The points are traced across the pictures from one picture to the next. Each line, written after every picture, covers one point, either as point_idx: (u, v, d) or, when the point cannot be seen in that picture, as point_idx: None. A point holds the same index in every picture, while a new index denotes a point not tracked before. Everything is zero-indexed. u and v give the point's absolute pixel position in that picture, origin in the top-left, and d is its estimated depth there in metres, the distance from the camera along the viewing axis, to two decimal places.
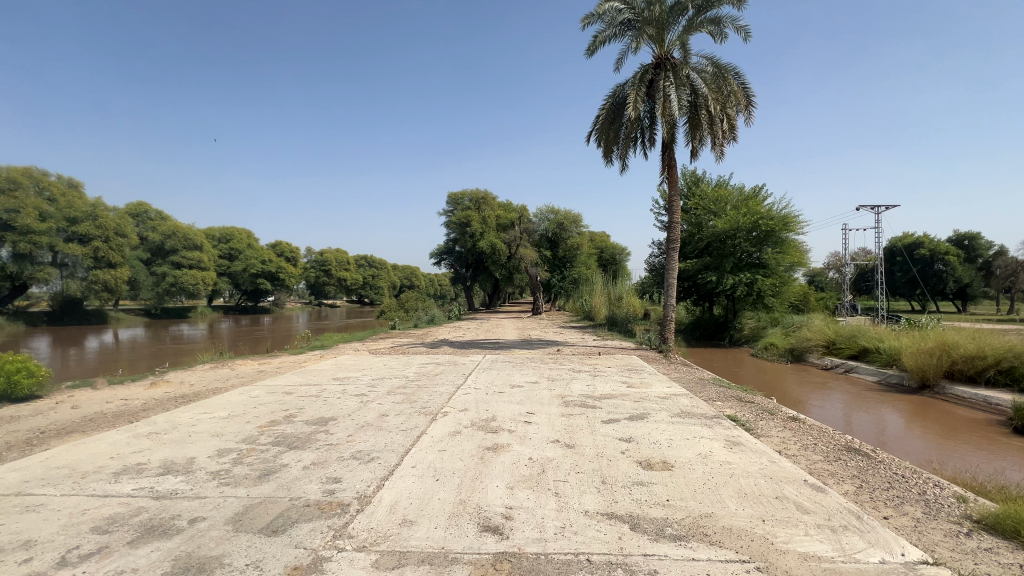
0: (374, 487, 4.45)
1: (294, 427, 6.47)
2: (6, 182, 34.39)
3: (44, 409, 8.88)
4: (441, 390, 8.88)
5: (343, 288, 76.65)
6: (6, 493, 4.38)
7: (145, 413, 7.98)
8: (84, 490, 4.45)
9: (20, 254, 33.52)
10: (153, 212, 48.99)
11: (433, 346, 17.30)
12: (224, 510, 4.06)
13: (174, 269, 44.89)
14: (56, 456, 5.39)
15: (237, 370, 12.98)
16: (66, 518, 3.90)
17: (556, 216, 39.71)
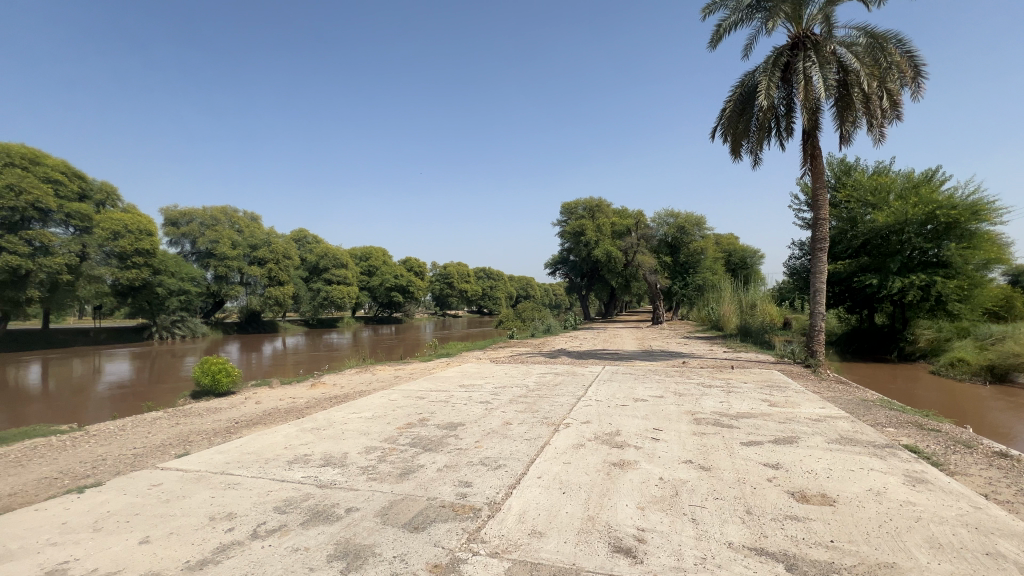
0: (503, 494, 4.57)
1: (428, 430, 6.98)
2: (210, 219, 43.43)
3: (237, 402, 10.86)
4: (562, 400, 8.87)
5: (464, 299, 81.24)
6: (214, 471, 5.39)
7: (308, 410, 9.28)
8: (267, 474, 5.29)
9: (219, 276, 41.74)
10: (311, 237, 57.34)
11: (550, 356, 17.45)
12: (373, 503, 4.49)
13: (326, 286, 51.86)
14: (247, 443, 6.52)
15: (378, 375, 14.47)
16: (255, 497, 4.65)
17: (676, 220, 37.63)
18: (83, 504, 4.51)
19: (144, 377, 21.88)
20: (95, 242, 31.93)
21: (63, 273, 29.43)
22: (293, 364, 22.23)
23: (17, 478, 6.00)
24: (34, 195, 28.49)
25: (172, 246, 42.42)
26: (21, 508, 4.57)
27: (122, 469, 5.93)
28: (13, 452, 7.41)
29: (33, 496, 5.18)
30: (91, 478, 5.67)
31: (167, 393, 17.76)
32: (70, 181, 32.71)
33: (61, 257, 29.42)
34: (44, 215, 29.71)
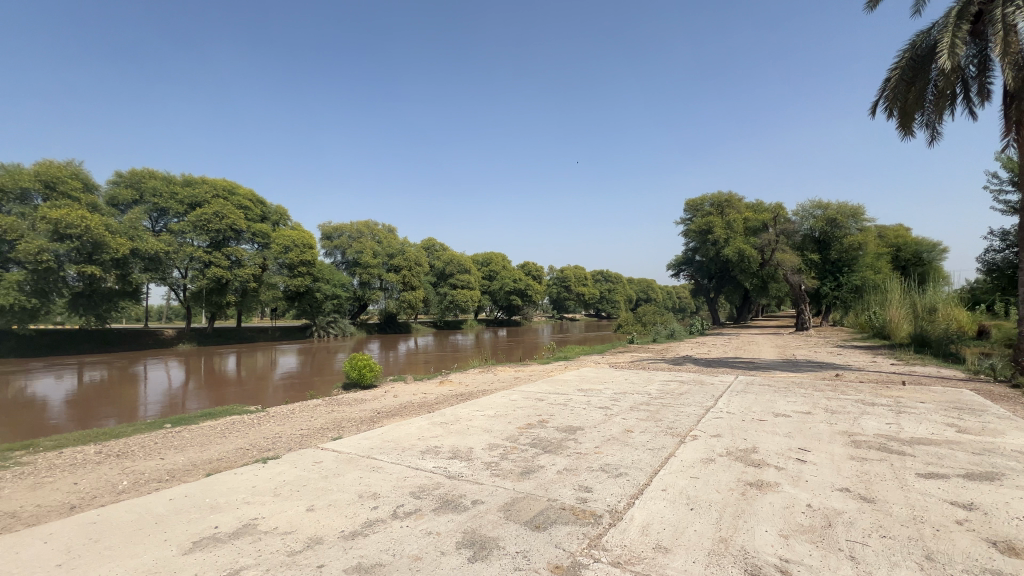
0: (624, 503, 4.44)
1: (548, 432, 7.08)
2: (356, 233, 49.45)
3: (379, 395, 12.21)
4: (687, 410, 8.33)
5: (582, 302, 80.64)
6: (362, 454, 6.13)
7: (437, 405, 10.04)
8: (403, 461, 5.84)
9: (363, 282, 47.34)
10: (439, 245, 61.97)
11: (674, 363, 16.49)
12: (496, 498, 4.69)
13: (452, 290, 55.59)
14: (388, 432, 7.28)
15: (499, 376, 15.07)
16: (394, 481, 5.18)
17: (825, 212, 32.92)
18: (266, 472, 5.46)
19: (307, 369, 25.75)
20: (272, 256, 38.53)
21: (251, 281, 36.07)
22: (423, 363, 24.30)
23: (222, 446, 7.50)
24: (231, 219, 35.50)
25: (327, 257, 49.27)
26: (226, 471, 5.69)
27: (293, 446, 7.06)
28: (219, 425, 9.28)
29: (233, 462, 6.41)
30: (272, 451, 6.84)
31: (324, 384, 20.66)
32: (255, 206, 39.96)
33: (249, 268, 36.09)
34: (238, 235, 36.79)
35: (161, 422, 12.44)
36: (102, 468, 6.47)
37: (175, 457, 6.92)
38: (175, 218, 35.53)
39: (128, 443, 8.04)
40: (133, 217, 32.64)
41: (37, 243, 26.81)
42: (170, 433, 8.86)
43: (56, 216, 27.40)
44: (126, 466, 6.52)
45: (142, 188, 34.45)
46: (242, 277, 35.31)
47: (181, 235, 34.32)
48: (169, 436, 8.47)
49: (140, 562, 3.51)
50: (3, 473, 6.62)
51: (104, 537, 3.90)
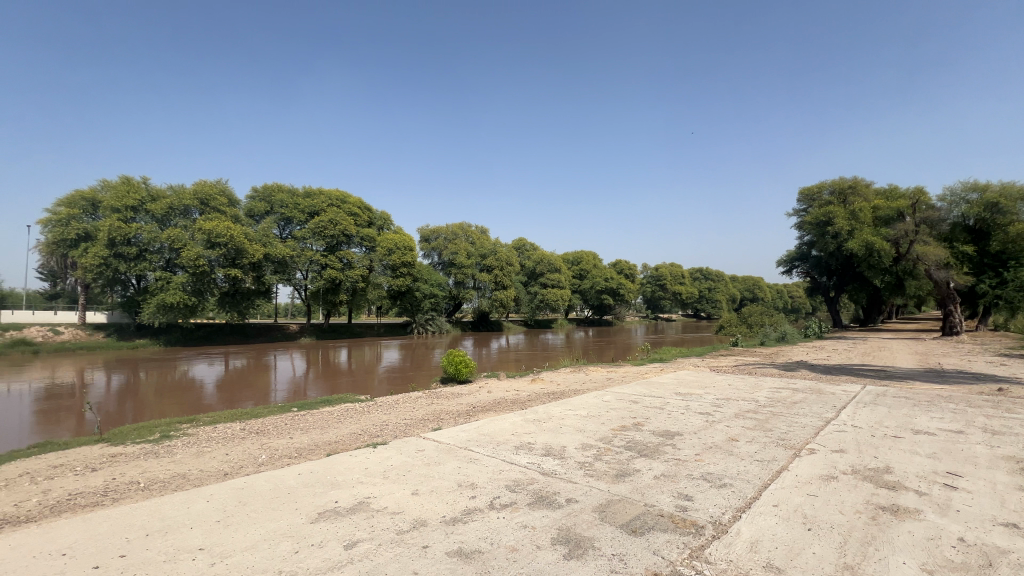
0: (730, 516, 4.16)
1: (643, 436, 6.86)
2: (452, 234, 51.78)
3: (474, 390, 12.70)
4: (802, 421, 7.56)
5: (678, 301, 76.59)
6: (460, 446, 6.44)
7: (530, 403, 10.20)
8: (499, 455, 6.04)
9: (458, 282, 49.52)
10: (529, 245, 62.63)
11: (786, 368, 15.02)
12: (591, 498, 4.67)
13: (542, 289, 55.99)
14: (484, 426, 7.56)
15: (591, 376, 14.89)
16: (490, 473, 5.37)
17: (983, 195, 27.77)
18: (376, 456, 5.96)
19: (408, 363, 27.63)
20: (377, 258, 41.81)
21: (360, 281, 39.51)
22: (514, 360, 24.86)
23: (339, 430, 8.33)
24: (343, 225, 39.15)
25: (425, 259, 52.32)
26: (343, 452, 6.33)
27: (398, 434, 7.61)
28: (336, 411, 10.33)
29: (348, 445, 7.10)
30: (380, 437, 7.44)
31: (423, 378, 22.05)
32: (363, 213, 43.63)
33: (358, 270, 39.56)
34: (349, 239, 40.49)
35: (289, 406, 14.16)
36: (246, 443, 7.54)
37: (301, 437, 7.82)
38: (298, 226, 40.09)
39: (265, 423, 9.26)
40: (265, 226, 37.60)
41: (195, 250, 32.11)
42: (298, 416, 10.04)
43: (209, 227, 32.39)
44: (264, 442, 7.52)
45: (272, 201, 39.48)
46: (352, 278, 38.83)
47: (303, 241, 38.67)
48: (297, 418, 9.61)
49: (277, 525, 4.04)
50: (175, 441, 8.00)
51: (250, 502, 4.55)
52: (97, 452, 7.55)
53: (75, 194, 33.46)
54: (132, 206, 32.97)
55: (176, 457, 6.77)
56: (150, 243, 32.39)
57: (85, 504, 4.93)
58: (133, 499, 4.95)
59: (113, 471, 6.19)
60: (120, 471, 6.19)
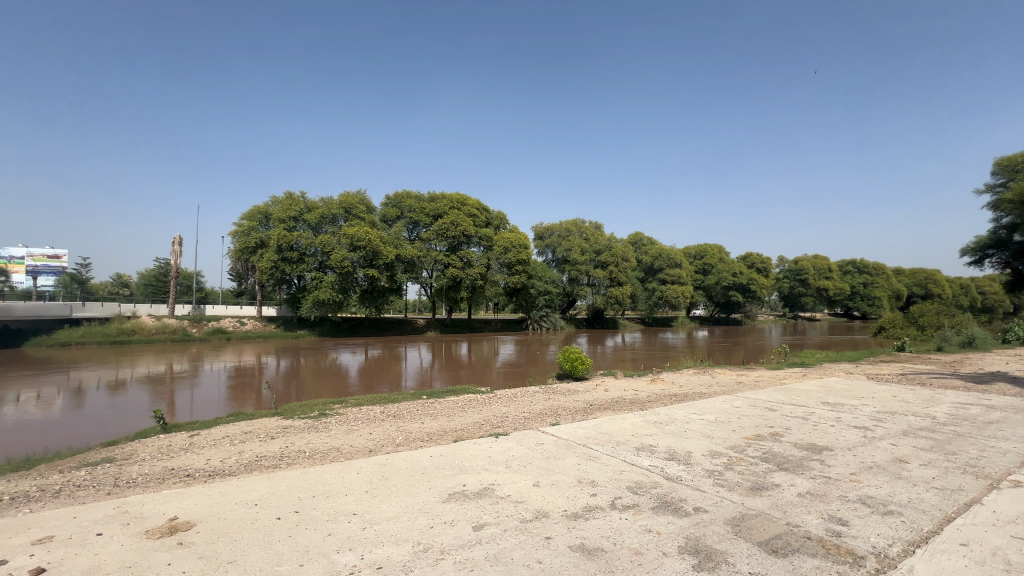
0: (898, 550, 3.55)
1: (783, 447, 6.19)
2: (565, 231, 51.80)
3: (591, 388, 12.58)
4: (1002, 446, 6.13)
5: (823, 299, 67.14)
6: (578, 443, 6.43)
7: (650, 404, 9.80)
8: (618, 455, 5.92)
9: (572, 279, 49.42)
10: (646, 239, 59.93)
11: (975, 380, 12.30)
12: (722, 509, 4.35)
13: (661, 286, 53.27)
14: (602, 424, 7.46)
15: (718, 379, 13.80)
16: (611, 472, 5.29)
17: None
18: (499, 446, 6.24)
19: (524, 358, 28.41)
20: (494, 257, 43.55)
21: (478, 279, 41.55)
22: (631, 359, 24.15)
23: (464, 419, 8.88)
24: (463, 226, 41.47)
25: (540, 256, 53.17)
26: (468, 440, 6.74)
27: (518, 426, 7.87)
28: (461, 401, 11.02)
29: (472, 434, 7.54)
30: (501, 428, 7.78)
31: (539, 373, 22.51)
32: (481, 214, 45.73)
33: (477, 268, 41.66)
34: (468, 239, 42.83)
35: (419, 394, 15.50)
36: (386, 425, 8.43)
37: (431, 423, 8.50)
38: (424, 228, 43.52)
39: (401, 408, 10.25)
40: (397, 230, 41.58)
41: (341, 253, 36.90)
42: (428, 403, 10.93)
43: (352, 232, 36.87)
44: (400, 425, 8.34)
45: (402, 207, 43.46)
46: (471, 276, 41.02)
47: (429, 242, 41.87)
48: (427, 406, 10.48)
49: (414, 501, 4.46)
50: (330, 419, 9.26)
51: (392, 476, 5.08)
52: (274, 423, 9.07)
53: (254, 209, 40.47)
54: (294, 217, 38.86)
55: (332, 433, 7.84)
56: (307, 248, 37.88)
57: (268, 466, 5.96)
58: (302, 465, 5.85)
59: (285, 440, 7.38)
60: (291, 441, 7.36)
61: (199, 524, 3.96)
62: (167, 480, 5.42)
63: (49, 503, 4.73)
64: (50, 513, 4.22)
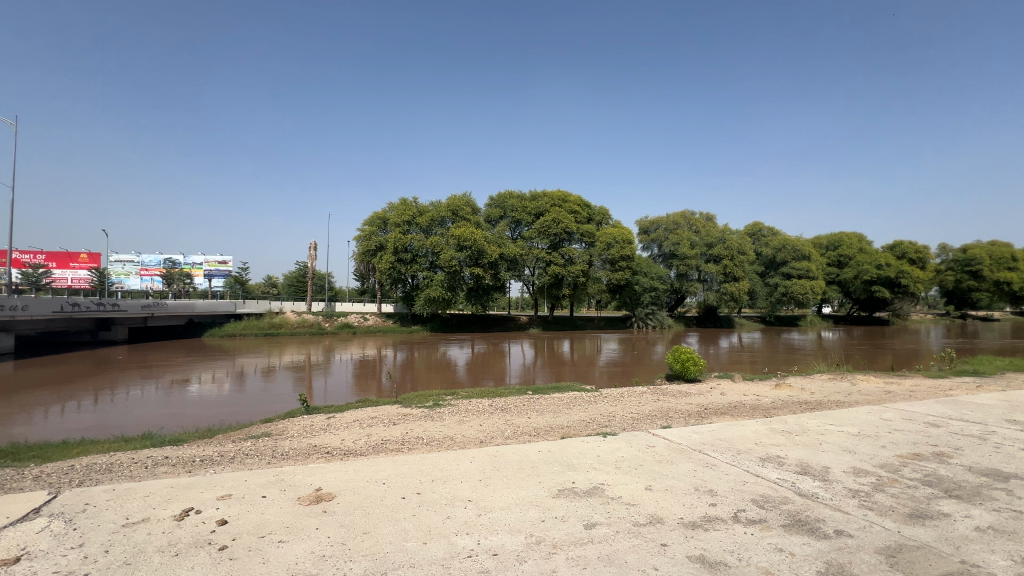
0: None
1: (952, 471, 5.21)
2: (673, 224, 49.15)
3: (704, 390, 11.78)
4: None
5: (1005, 294, 55.09)
6: (693, 448, 6.06)
7: (776, 411, 8.88)
8: (740, 464, 5.46)
9: (681, 275, 46.68)
10: (766, 229, 54.29)
11: None
12: (871, 536, 3.79)
13: (785, 280, 48.01)
14: (719, 430, 6.93)
15: (861, 387, 12.02)
16: (733, 482, 4.90)
17: None
18: (607, 446, 6.11)
19: (629, 357, 27.53)
20: (597, 253, 42.80)
21: (580, 276, 41.18)
22: (749, 361, 22.17)
23: (570, 416, 8.87)
24: (565, 223, 41.26)
25: (645, 251, 51.12)
26: (575, 437, 6.71)
27: (627, 427, 7.64)
28: (566, 398, 11.02)
29: (579, 431, 7.49)
30: (609, 428, 7.62)
31: (645, 373, 21.69)
32: (583, 210, 45.22)
33: (579, 265, 41.31)
34: (570, 236, 42.61)
35: (524, 389, 15.83)
36: (494, 418, 8.73)
37: (537, 418, 8.63)
38: (526, 226, 44.24)
39: (508, 402, 10.56)
40: (500, 230, 42.91)
41: (449, 253, 39.11)
42: (534, 399, 11.12)
43: (459, 233, 38.86)
44: (508, 419, 8.58)
45: (505, 207, 44.67)
46: (573, 273, 40.80)
47: (531, 240, 42.47)
48: (533, 401, 10.66)
49: (525, 494, 4.55)
50: (444, 409, 9.85)
51: (503, 468, 5.24)
52: (396, 410, 9.91)
53: (374, 215, 44.55)
54: (408, 221, 42.02)
55: (445, 422, 8.34)
56: (420, 249, 40.73)
57: (392, 449, 6.52)
58: (421, 451, 6.31)
59: (405, 427, 8.01)
60: (411, 428, 7.97)
61: (339, 496, 4.47)
62: (312, 456, 6.20)
63: (227, 467, 5.69)
64: (227, 475, 5.08)
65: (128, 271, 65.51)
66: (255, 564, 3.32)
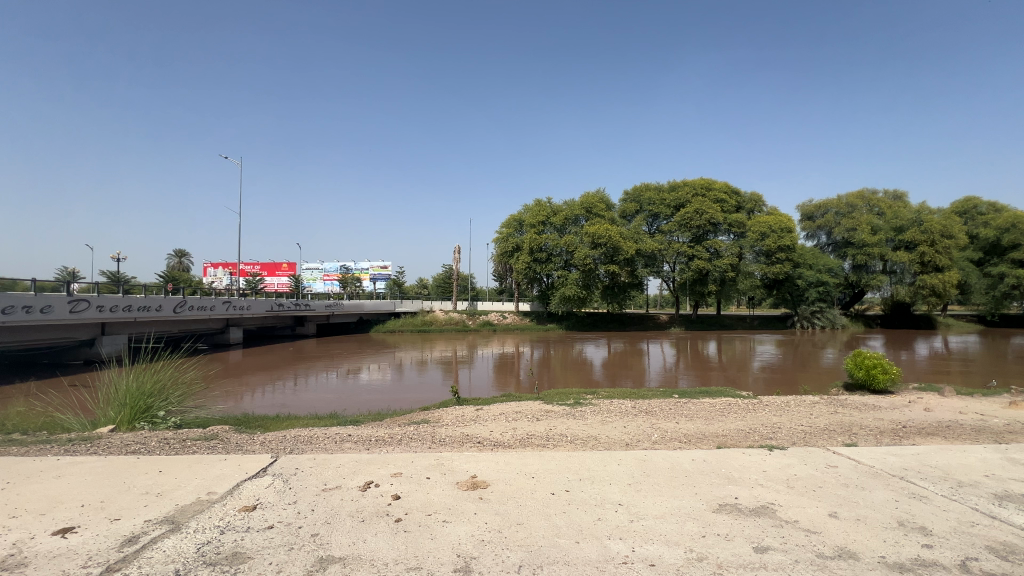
0: None
1: None
2: (846, 207, 41.96)
3: (899, 404, 9.75)
4: None
5: None
6: (891, 473, 5.03)
7: (1014, 436, 6.91)
8: (965, 500, 4.35)
9: (858, 265, 39.54)
10: (984, 206, 43.53)
11: None
12: None
13: (1015, 268, 37.10)
14: (929, 454, 5.64)
15: None
16: (955, 522, 3.92)
17: None
18: (776, 461, 5.41)
19: (790, 361, 24.25)
20: (748, 244, 38.61)
21: (729, 270, 37.58)
22: (961, 370, 17.77)
23: (725, 424, 8.10)
24: (710, 213, 37.99)
25: (809, 240, 44.53)
26: (734, 448, 6.10)
27: (798, 441, 6.68)
28: (719, 404, 10.09)
29: (738, 442, 6.78)
30: (775, 440, 6.74)
31: (814, 380, 18.85)
32: (730, 198, 41.20)
33: (727, 259, 37.71)
34: (716, 227, 39.17)
35: (669, 392, 15.00)
36: (640, 420, 8.38)
37: (687, 424, 8.06)
38: (665, 220, 41.89)
39: (652, 404, 10.08)
40: (636, 225, 41.46)
41: (584, 251, 39.02)
42: (681, 403, 10.41)
43: (594, 231, 38.49)
44: (655, 422, 8.17)
45: (641, 200, 42.96)
46: (720, 267, 37.44)
47: (670, 234, 40.09)
48: (680, 405, 10.00)
49: (680, 504, 4.25)
50: (585, 408, 9.80)
51: (654, 474, 4.98)
52: (538, 406, 10.16)
53: (510, 218, 46.61)
54: (543, 221, 43.08)
55: (588, 422, 8.26)
56: (554, 249, 41.40)
57: (538, 444, 6.68)
58: (567, 449, 6.34)
59: (549, 423, 8.15)
60: (554, 424, 8.08)
61: (493, 485, 4.70)
62: (465, 445, 6.66)
63: (396, 448, 6.42)
64: (396, 455, 5.73)
65: (315, 277, 78.73)
66: (425, 539, 3.66)
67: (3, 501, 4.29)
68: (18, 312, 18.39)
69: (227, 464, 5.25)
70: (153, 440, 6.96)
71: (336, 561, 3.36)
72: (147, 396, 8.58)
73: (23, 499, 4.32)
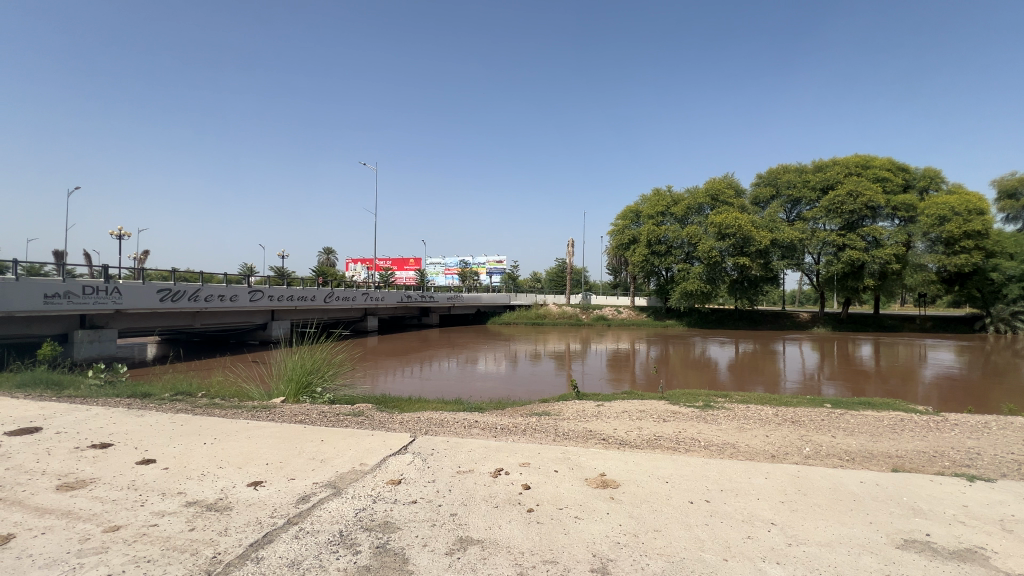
0: None
1: None
2: None
3: None
4: None
5: None
6: None
7: None
8: None
9: None
10: None
11: None
12: None
13: None
14: None
15: None
16: None
17: None
18: (979, 495, 4.38)
19: (978, 371, 19.95)
20: (919, 231, 32.27)
21: (892, 262, 31.88)
22: None
23: (899, 443, 6.82)
24: (867, 195, 32.51)
25: (1012, 222, 35.92)
26: (917, 473, 5.07)
27: (1011, 473, 5.35)
28: (887, 418, 8.58)
29: (921, 466, 5.65)
30: (976, 470, 5.47)
31: (1019, 397, 15.17)
32: (895, 175, 34.92)
33: (890, 248, 32.05)
34: (875, 212, 33.47)
35: (817, 400, 13.27)
36: (786, 430, 7.45)
37: (847, 439, 6.96)
38: (808, 205, 36.98)
39: (799, 413, 8.91)
40: (771, 212, 37.38)
41: (709, 242, 36.31)
42: (837, 414, 9.04)
43: (720, 220, 35.57)
44: (806, 434, 7.19)
45: (778, 184, 38.46)
46: (880, 258, 31.94)
47: (815, 221, 35.27)
48: (834, 416, 8.71)
49: (850, 533, 3.64)
50: (716, 411, 9.02)
51: (812, 494, 4.33)
52: (662, 405, 9.63)
53: (626, 209, 45.24)
54: (662, 211, 41.14)
55: (723, 427, 7.58)
56: (674, 240, 39.10)
57: (668, 447, 6.29)
58: (702, 455, 5.88)
59: (677, 425, 7.65)
60: (683, 427, 7.55)
61: (623, 485, 4.51)
62: (590, 440, 6.54)
63: (522, 438, 6.54)
64: (523, 445, 5.81)
65: (438, 271, 84.82)
66: (558, 533, 3.62)
67: (213, 452, 5.26)
68: (215, 300, 22.65)
69: (374, 439, 5.81)
70: (313, 412, 8.01)
71: (475, 543, 3.48)
72: (309, 373, 9.93)
73: (225, 453, 5.24)
